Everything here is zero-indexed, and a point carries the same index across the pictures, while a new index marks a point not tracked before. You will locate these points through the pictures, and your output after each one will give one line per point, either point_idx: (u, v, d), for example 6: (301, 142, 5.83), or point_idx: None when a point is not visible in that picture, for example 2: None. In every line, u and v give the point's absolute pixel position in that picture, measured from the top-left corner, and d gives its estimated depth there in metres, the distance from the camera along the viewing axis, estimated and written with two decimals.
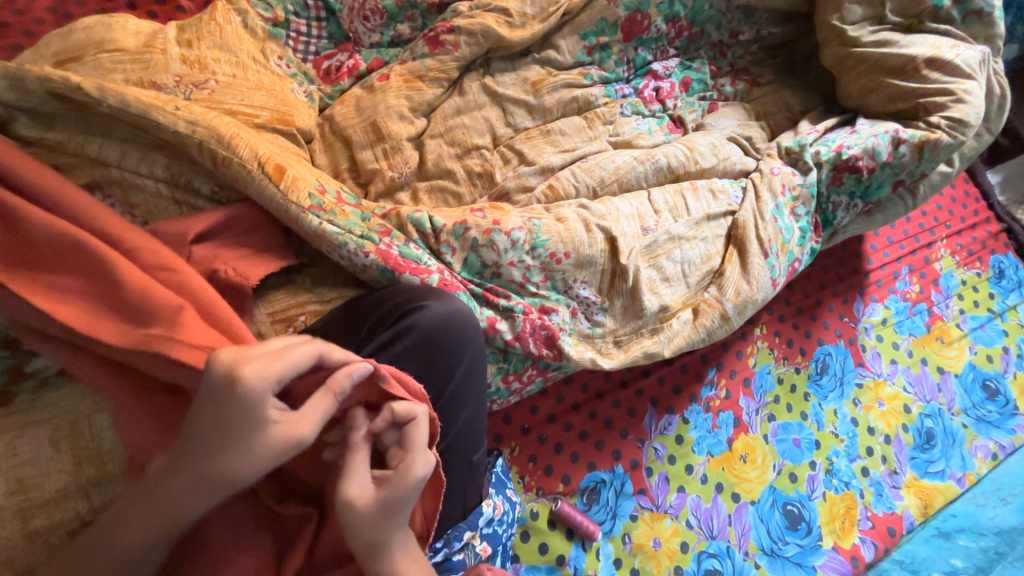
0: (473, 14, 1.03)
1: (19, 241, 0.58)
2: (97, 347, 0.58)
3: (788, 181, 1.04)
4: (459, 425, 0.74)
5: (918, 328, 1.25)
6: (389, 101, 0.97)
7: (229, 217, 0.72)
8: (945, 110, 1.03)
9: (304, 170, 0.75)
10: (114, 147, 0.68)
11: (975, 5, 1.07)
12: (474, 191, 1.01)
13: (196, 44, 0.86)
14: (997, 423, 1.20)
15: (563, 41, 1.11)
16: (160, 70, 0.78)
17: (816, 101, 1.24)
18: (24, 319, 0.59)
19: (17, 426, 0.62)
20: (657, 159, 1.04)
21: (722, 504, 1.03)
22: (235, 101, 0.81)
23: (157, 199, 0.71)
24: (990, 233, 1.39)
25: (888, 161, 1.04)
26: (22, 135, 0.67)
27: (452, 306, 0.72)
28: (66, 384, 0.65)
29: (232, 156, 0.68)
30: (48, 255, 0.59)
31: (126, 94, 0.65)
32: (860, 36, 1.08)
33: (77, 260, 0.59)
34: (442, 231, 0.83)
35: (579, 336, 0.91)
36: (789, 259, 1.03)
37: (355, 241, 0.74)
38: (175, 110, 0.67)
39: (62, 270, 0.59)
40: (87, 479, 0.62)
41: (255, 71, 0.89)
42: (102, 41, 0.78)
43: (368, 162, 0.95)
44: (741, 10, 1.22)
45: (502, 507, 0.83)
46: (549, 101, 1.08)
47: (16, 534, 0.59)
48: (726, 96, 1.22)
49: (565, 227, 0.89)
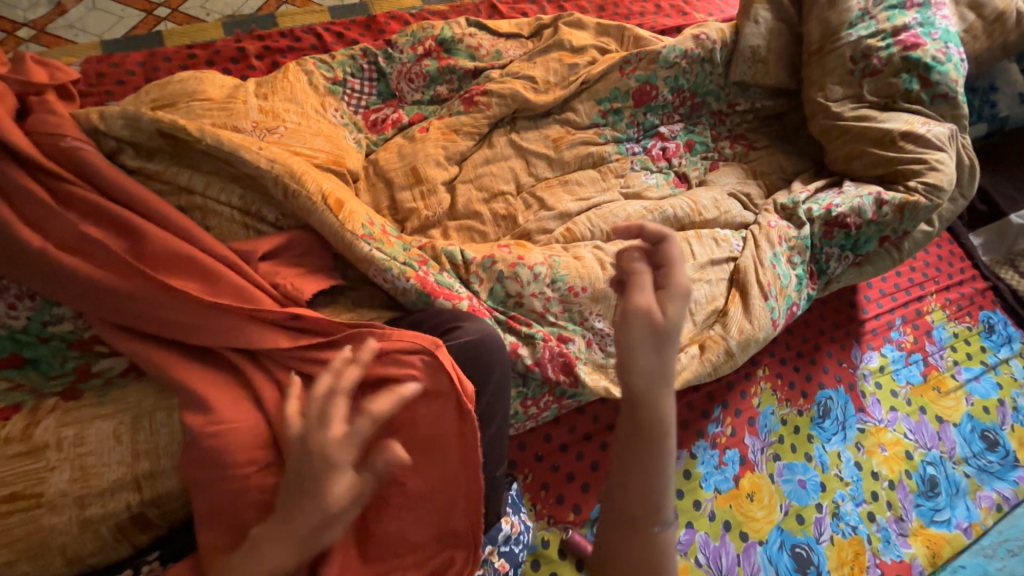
0: (504, 81, 1.20)
1: (136, 251, 0.70)
2: (189, 335, 0.69)
3: (784, 233, 1.15)
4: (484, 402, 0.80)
5: (915, 377, 1.31)
6: (428, 150, 1.11)
7: (289, 240, 0.82)
8: (921, 176, 1.16)
9: (357, 204, 0.86)
10: (201, 178, 0.80)
11: (941, 89, 1.21)
12: (498, 231, 1.11)
13: (271, 97, 1.01)
14: (999, 474, 1.22)
15: (581, 105, 1.26)
16: (241, 116, 0.91)
17: (806, 165, 1.38)
18: (120, 317, 0.69)
19: (87, 418, 0.68)
20: (664, 210, 1.15)
21: (730, 543, 1.04)
22: (300, 145, 0.93)
23: (230, 223, 0.81)
24: (977, 290, 1.48)
25: (873, 219, 1.15)
26: (127, 164, 0.78)
27: (482, 328, 0.81)
28: (133, 382, 0.72)
29: (301, 189, 0.79)
30: (153, 256, 0.70)
31: (221, 135, 0.77)
32: (842, 111, 1.24)
33: (185, 268, 0.71)
34: (471, 262, 0.93)
35: (593, 365, 0.98)
36: (788, 303, 1.12)
37: (398, 266, 0.83)
38: (258, 150, 0.79)
39: (161, 268, 0.70)
40: (142, 472, 0.67)
41: (316, 120, 1.04)
42: (194, 92, 0.92)
43: (406, 202, 1.06)
44: (737, 85, 1.38)
45: (519, 526, 0.87)
46: (567, 155, 1.22)
47: (72, 521, 0.64)
48: (725, 158, 1.36)
49: (582, 265, 0.98)
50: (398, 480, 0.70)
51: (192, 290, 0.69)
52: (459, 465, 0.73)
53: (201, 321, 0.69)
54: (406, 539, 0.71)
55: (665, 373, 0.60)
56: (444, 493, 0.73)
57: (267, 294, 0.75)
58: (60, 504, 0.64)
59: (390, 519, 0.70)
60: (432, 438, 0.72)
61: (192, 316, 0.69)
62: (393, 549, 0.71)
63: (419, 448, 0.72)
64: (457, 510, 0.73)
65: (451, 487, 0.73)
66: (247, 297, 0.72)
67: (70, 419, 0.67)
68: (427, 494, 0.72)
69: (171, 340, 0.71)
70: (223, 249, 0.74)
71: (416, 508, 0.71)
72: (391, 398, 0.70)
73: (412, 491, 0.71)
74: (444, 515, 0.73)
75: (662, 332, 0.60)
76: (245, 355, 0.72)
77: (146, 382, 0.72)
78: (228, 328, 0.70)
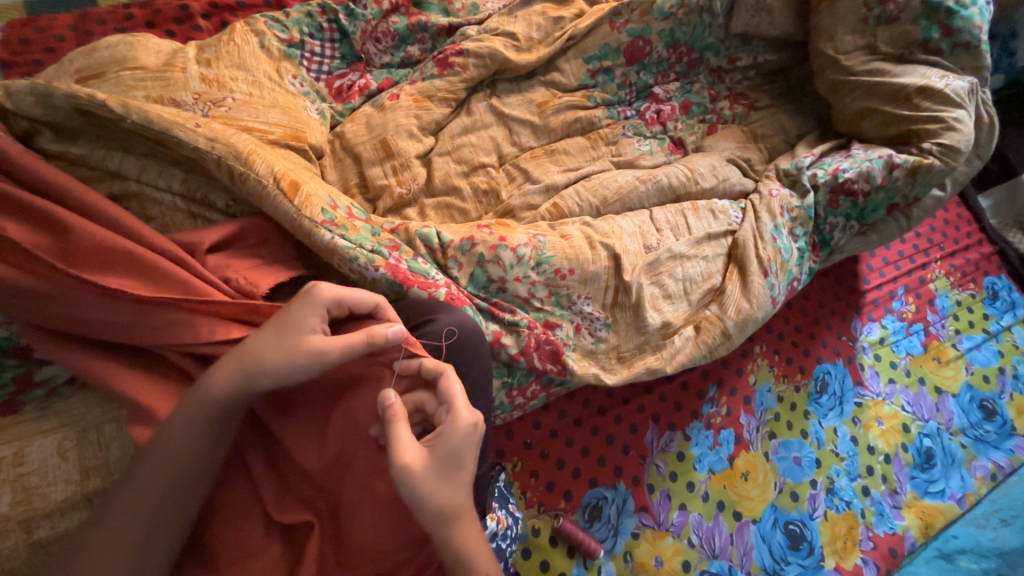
0: (481, 39, 1.08)
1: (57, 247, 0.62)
2: (127, 340, 0.63)
3: (786, 203, 1.07)
4: (470, 388, 0.76)
5: (915, 347, 1.27)
6: (399, 120, 1.00)
7: (241, 228, 0.74)
8: (936, 137, 1.08)
9: (317, 186, 0.77)
10: (134, 161, 0.71)
11: (963, 37, 1.10)
12: (479, 208, 1.03)
13: (215, 63, 0.90)
14: (995, 444, 1.21)
15: (567, 64, 1.15)
16: (180, 88, 0.80)
17: (811, 126, 1.28)
18: (46, 322, 0.61)
19: (25, 435, 0.62)
20: (658, 179, 1.07)
21: (723, 522, 1.03)
22: (251, 119, 0.83)
23: (174, 212, 0.74)
24: (983, 254, 1.43)
25: (883, 184, 1.07)
26: (46, 148, 0.70)
27: (461, 320, 0.74)
28: (76, 393, 0.66)
29: (249, 172, 0.70)
30: (76, 254, 0.62)
31: (149, 111, 0.67)
32: (853, 65, 1.13)
33: (117, 264, 0.63)
34: (449, 246, 0.85)
35: (582, 351, 0.93)
36: (788, 278, 1.06)
37: (365, 254, 0.74)
38: (196, 127, 0.69)
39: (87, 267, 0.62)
40: (93, 489, 0.63)
41: (270, 89, 0.92)
42: (124, 59, 0.81)
43: (377, 178, 0.96)
44: (739, 38, 1.26)
45: (506, 521, 0.82)
46: (553, 121, 1.12)
47: (20, 545, 0.60)
48: (724, 120, 1.25)
49: (569, 244, 0.90)
50: (368, 482, 0.65)
51: (127, 288, 0.62)
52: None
53: (140, 319, 0.62)
54: (383, 547, 0.65)
55: (457, 514, 0.58)
56: None
57: (218, 290, 0.67)
58: (3, 528, 0.59)
59: (364, 526, 0.65)
60: None
61: (130, 315, 0.62)
62: (368, 556, 0.65)
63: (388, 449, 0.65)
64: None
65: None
66: (189, 291, 0.64)
67: (7, 437, 0.61)
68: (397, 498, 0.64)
69: (112, 346, 0.64)
70: (161, 240, 0.66)
71: (386, 513, 0.64)
72: (358, 398, 0.65)
73: (381, 495, 0.65)
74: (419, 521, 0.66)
75: (444, 476, 0.58)
76: (196, 359, 0.65)
77: (92, 391, 0.66)
78: (168, 331, 0.62)
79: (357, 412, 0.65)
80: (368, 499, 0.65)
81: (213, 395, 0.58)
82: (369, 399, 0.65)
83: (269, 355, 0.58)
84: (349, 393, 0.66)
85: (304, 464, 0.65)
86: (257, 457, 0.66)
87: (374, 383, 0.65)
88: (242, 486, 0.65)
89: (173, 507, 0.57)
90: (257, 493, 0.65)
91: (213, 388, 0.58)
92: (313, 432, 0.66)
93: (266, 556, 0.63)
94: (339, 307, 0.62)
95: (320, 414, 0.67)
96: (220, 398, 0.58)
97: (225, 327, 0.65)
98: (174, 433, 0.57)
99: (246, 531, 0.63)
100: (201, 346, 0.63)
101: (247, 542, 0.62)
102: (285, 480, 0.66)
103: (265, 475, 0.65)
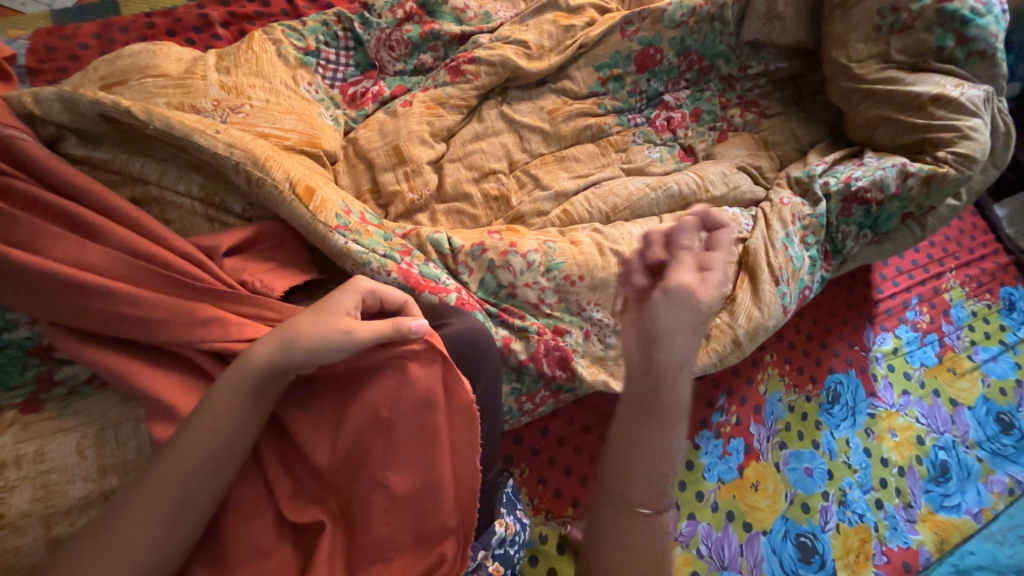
0: (493, 47, 1.09)
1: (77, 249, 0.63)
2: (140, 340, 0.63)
3: (798, 211, 1.07)
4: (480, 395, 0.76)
5: (929, 358, 1.25)
6: (411, 126, 1.01)
7: (258, 233, 0.75)
8: (951, 146, 1.07)
9: (331, 191, 0.78)
10: (156, 166, 0.73)
11: (978, 46, 1.09)
12: (490, 214, 1.04)
13: (234, 70, 0.92)
14: (1013, 458, 1.18)
15: (578, 72, 1.16)
16: (200, 95, 0.82)
17: (822, 134, 1.28)
18: (65, 322, 0.62)
19: (46, 433, 0.63)
20: (668, 187, 1.07)
21: (733, 533, 1.01)
22: (267, 125, 0.85)
23: (192, 216, 0.75)
24: (999, 265, 1.41)
25: (896, 193, 1.07)
26: (71, 153, 0.72)
27: (472, 324, 0.75)
28: (95, 392, 0.67)
29: (265, 177, 0.72)
30: (93, 256, 0.63)
31: (171, 117, 0.69)
32: (866, 73, 1.12)
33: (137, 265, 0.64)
34: (459, 251, 0.86)
35: (591, 358, 0.93)
36: (800, 287, 1.05)
37: (378, 260, 0.76)
38: (215, 133, 0.71)
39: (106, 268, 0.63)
40: (110, 487, 0.64)
41: (286, 96, 0.94)
42: (146, 67, 0.83)
43: (389, 184, 0.97)
44: (750, 46, 1.26)
45: (514, 527, 0.80)
46: (563, 128, 1.12)
47: (39, 541, 0.61)
48: (735, 127, 1.25)
49: (579, 251, 0.91)
50: (382, 477, 0.65)
51: (146, 289, 0.64)
52: (450, 467, 0.68)
53: (155, 321, 0.62)
54: (395, 546, 0.65)
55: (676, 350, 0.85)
56: (430, 498, 0.66)
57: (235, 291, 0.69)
58: (23, 524, 0.60)
59: (376, 526, 0.65)
60: (421, 436, 0.67)
61: (157, 314, 0.62)
62: (377, 551, 0.65)
63: (403, 446, 0.66)
64: (445, 507, 0.66)
65: (439, 487, 0.66)
66: (207, 291, 0.66)
67: (29, 434, 0.62)
68: (411, 494, 0.66)
69: (129, 348, 0.65)
70: (181, 242, 0.68)
71: (399, 511, 0.65)
72: (376, 391, 0.66)
73: (396, 492, 0.65)
74: (428, 520, 0.66)
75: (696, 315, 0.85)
76: (210, 360, 0.66)
77: (111, 391, 0.67)
78: (177, 330, 0.63)
79: (373, 409, 0.66)
80: (382, 498, 0.65)
81: (236, 390, 0.59)
82: (388, 393, 0.66)
83: (302, 331, 0.61)
84: (367, 386, 0.66)
85: (316, 461, 0.65)
86: (270, 456, 0.66)
87: (393, 376, 0.66)
88: (255, 487, 0.65)
89: (188, 506, 0.57)
90: (269, 494, 0.65)
91: (238, 378, 0.59)
92: (330, 427, 0.66)
93: (277, 556, 0.63)
94: (372, 297, 0.67)
95: (336, 410, 0.67)
96: (238, 401, 0.60)
97: (242, 330, 0.65)
98: (190, 433, 0.58)
99: (258, 532, 0.63)
100: (227, 342, 0.64)
101: (258, 541, 0.63)
102: (298, 480, 0.67)
103: (279, 476, 0.66)
